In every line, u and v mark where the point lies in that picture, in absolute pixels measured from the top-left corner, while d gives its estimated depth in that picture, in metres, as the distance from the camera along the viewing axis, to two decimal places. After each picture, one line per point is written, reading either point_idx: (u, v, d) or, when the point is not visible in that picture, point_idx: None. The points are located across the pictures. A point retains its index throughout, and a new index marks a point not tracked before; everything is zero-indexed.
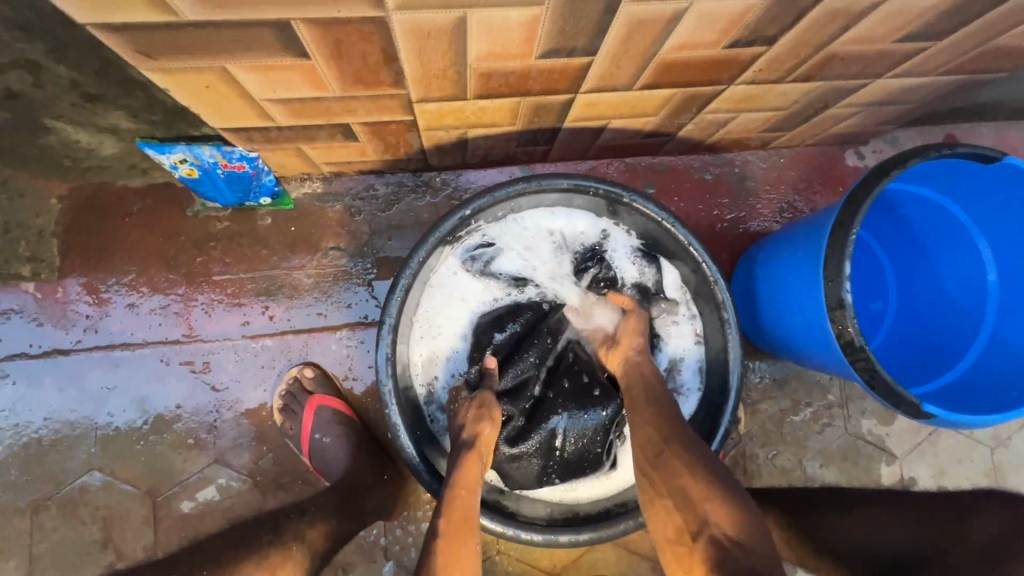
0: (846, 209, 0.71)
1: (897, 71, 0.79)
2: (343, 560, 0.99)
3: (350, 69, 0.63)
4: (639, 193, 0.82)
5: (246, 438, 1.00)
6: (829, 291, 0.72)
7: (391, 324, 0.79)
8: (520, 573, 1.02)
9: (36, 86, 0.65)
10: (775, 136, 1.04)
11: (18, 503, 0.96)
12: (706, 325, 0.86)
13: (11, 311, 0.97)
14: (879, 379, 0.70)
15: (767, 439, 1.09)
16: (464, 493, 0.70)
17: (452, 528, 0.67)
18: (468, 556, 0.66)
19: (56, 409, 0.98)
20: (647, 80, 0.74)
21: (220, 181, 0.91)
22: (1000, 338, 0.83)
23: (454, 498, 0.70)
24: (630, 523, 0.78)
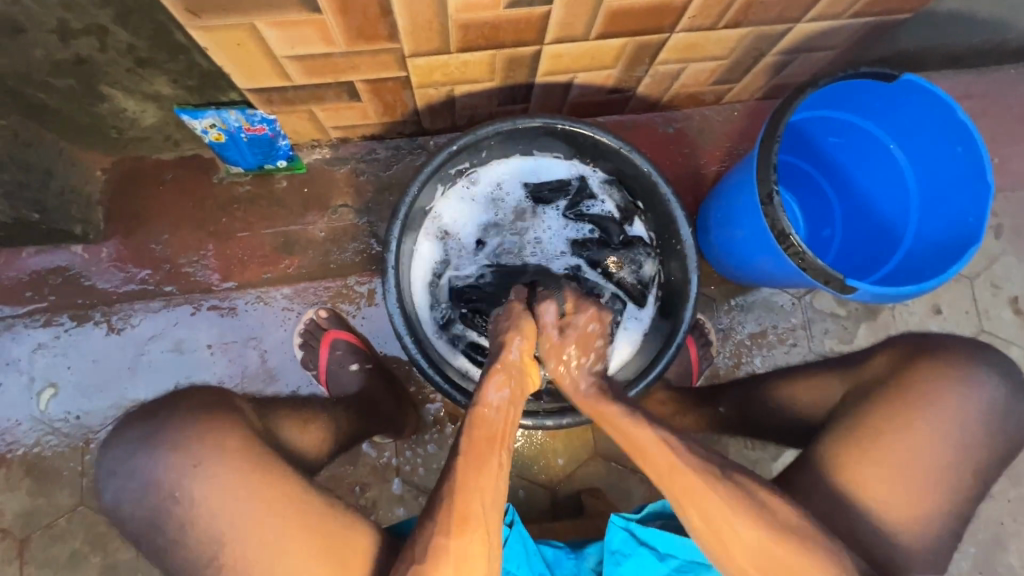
0: (772, 122, 0.83)
1: (813, 15, 0.94)
2: (360, 479, 1.10)
3: (355, 23, 0.78)
4: (600, 128, 0.94)
5: (270, 374, 1.12)
6: (762, 192, 0.85)
7: (394, 249, 0.91)
8: (520, 487, 1.13)
9: (101, 52, 0.80)
10: (725, 89, 1.18)
11: (69, 439, 1.08)
12: (666, 241, 1.00)
13: (62, 270, 1.11)
14: (808, 260, 0.82)
15: (737, 361, 1.21)
16: (487, 413, 0.72)
17: (474, 450, 0.70)
18: (490, 475, 0.69)
19: (102, 355, 1.10)
20: (600, 29, 0.89)
21: (244, 145, 1.06)
22: (922, 236, 0.96)
23: (477, 418, 0.72)
24: None
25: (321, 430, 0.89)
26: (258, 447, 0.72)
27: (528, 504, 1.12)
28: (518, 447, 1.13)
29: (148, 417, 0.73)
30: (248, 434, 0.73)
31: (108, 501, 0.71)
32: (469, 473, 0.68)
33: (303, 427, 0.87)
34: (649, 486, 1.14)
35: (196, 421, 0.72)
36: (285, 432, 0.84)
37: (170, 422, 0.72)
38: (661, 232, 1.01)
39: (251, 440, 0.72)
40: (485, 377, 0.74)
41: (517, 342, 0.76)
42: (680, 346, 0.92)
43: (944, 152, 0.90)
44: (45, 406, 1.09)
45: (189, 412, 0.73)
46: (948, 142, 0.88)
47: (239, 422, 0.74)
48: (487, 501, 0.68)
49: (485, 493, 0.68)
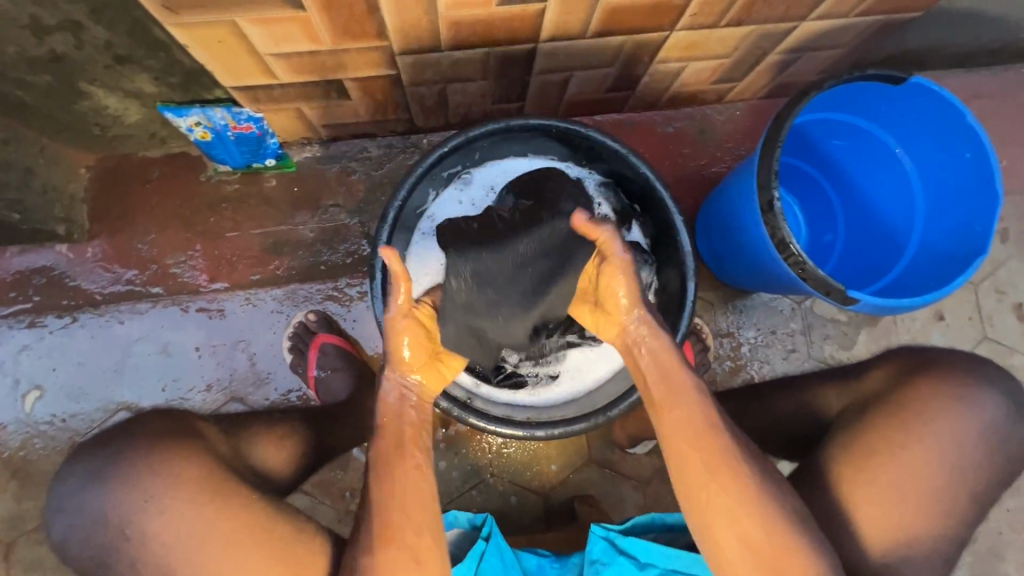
0: (774, 126, 0.81)
1: (819, 13, 0.90)
2: (350, 485, 1.09)
3: (340, 21, 0.75)
4: (596, 129, 0.93)
5: (259, 378, 1.10)
6: (762, 199, 0.82)
7: (383, 249, 0.90)
8: (512, 493, 1.11)
9: (77, 49, 0.77)
10: (727, 88, 1.15)
11: (54, 442, 1.06)
12: (663, 247, 0.97)
13: (47, 270, 1.09)
14: (808, 270, 0.80)
15: (735, 366, 1.19)
16: (388, 418, 0.74)
17: (384, 450, 0.71)
18: (408, 477, 0.70)
19: (87, 358, 1.08)
20: (597, 27, 0.86)
21: (231, 143, 1.03)
22: (926, 244, 0.93)
23: (385, 422, 0.73)
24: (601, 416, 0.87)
25: (296, 446, 0.87)
26: (219, 476, 0.71)
27: (520, 511, 1.11)
28: (510, 453, 1.12)
29: (95, 451, 0.71)
30: (209, 463, 0.72)
31: (57, 539, 0.71)
32: (377, 476, 0.70)
33: (278, 443, 0.86)
34: (642, 493, 1.13)
35: (151, 449, 0.71)
36: (254, 451, 0.83)
37: (120, 453, 0.70)
38: (658, 236, 0.98)
39: (211, 470, 0.71)
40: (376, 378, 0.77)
41: (414, 327, 0.77)
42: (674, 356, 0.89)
43: (952, 157, 0.87)
44: (31, 408, 1.07)
45: (141, 446, 0.71)
46: (955, 147, 0.85)
47: (198, 451, 0.72)
48: (409, 504, 0.69)
49: (405, 497, 0.69)
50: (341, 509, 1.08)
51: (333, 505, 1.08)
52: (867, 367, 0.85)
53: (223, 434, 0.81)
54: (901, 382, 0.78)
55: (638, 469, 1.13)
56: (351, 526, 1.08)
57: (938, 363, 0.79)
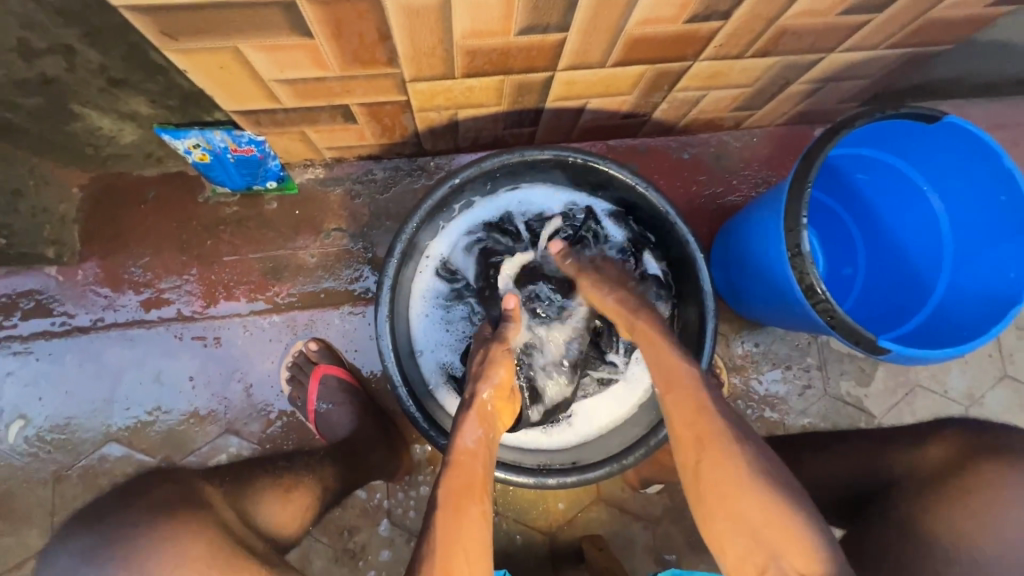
0: (802, 166, 0.77)
1: (848, 45, 0.87)
2: (348, 523, 1.04)
3: (350, 48, 0.71)
4: (614, 161, 0.88)
5: (255, 409, 1.06)
6: (790, 241, 0.78)
7: (389, 287, 0.86)
8: (517, 533, 1.07)
9: (69, 71, 0.72)
10: (746, 115, 1.11)
11: (39, 475, 1.02)
12: (682, 281, 0.93)
13: (35, 293, 1.04)
14: (837, 318, 0.76)
15: (750, 401, 1.15)
16: (465, 459, 0.71)
17: (455, 495, 0.68)
18: (473, 523, 0.66)
19: (76, 386, 1.04)
20: (618, 57, 0.82)
21: (230, 165, 0.98)
22: (954, 287, 0.89)
23: (456, 464, 0.71)
24: (614, 466, 0.84)
25: (304, 498, 0.83)
26: (223, 549, 0.65)
27: (525, 551, 1.07)
28: (516, 491, 1.07)
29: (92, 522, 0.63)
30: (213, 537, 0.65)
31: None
32: (450, 519, 0.65)
33: (285, 497, 0.81)
34: (652, 535, 1.08)
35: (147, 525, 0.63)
36: (261, 509, 0.78)
37: (123, 521, 0.63)
38: (676, 271, 0.94)
39: (215, 544, 0.64)
40: (460, 420, 0.76)
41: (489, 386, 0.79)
42: None
43: (985, 200, 0.83)
44: (14, 438, 1.02)
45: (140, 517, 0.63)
46: (987, 188, 0.82)
47: (200, 523, 0.65)
48: (473, 555, 0.64)
49: (469, 549, 0.64)
50: (339, 548, 1.04)
51: (331, 544, 1.04)
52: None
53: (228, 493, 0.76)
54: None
55: (649, 509, 1.09)
56: (348, 566, 1.03)
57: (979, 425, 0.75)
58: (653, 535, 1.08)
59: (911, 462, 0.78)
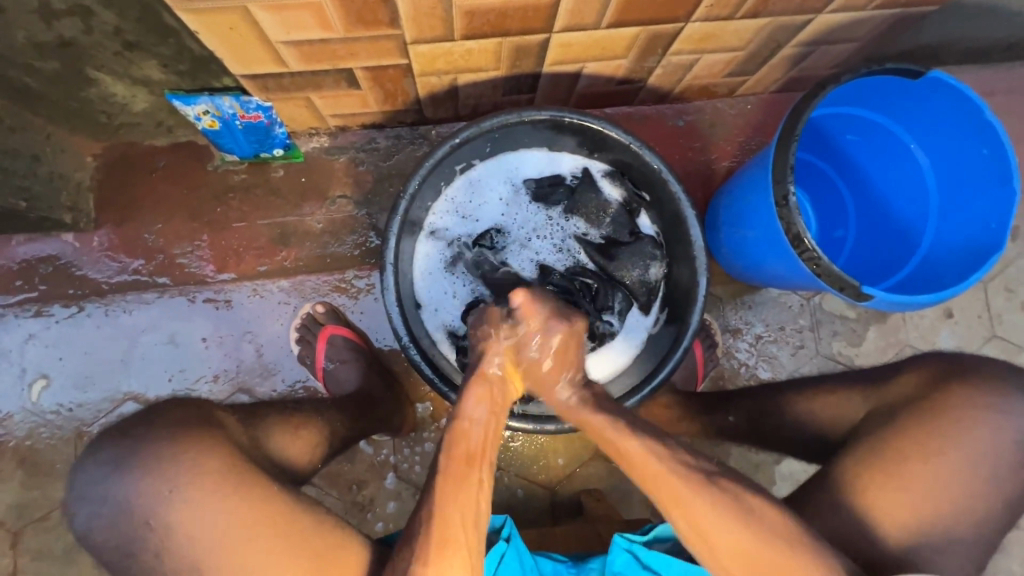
0: (791, 119, 0.80)
1: (836, 6, 0.89)
2: (357, 477, 1.09)
3: (352, 8, 0.74)
4: (609, 122, 0.91)
5: (266, 369, 1.10)
6: (777, 193, 0.81)
7: (393, 243, 0.89)
8: (519, 487, 1.11)
9: (86, 34, 0.76)
10: (739, 81, 1.14)
11: (61, 432, 1.06)
12: (674, 239, 0.96)
13: (53, 259, 1.08)
14: (822, 266, 0.79)
15: (743, 362, 1.19)
16: (466, 428, 0.71)
17: (457, 465, 0.68)
18: (470, 492, 0.67)
19: (94, 348, 1.08)
20: (611, 18, 0.85)
21: (239, 132, 1.02)
22: (940, 242, 0.92)
23: (456, 434, 0.70)
24: None
25: (312, 435, 0.86)
26: (239, 464, 0.69)
27: (527, 505, 1.11)
28: (518, 447, 1.12)
29: (119, 437, 0.69)
30: (229, 452, 0.70)
31: (79, 528, 0.67)
32: (451, 491, 0.66)
33: (294, 433, 0.84)
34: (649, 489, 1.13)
35: (169, 439, 0.68)
36: (273, 441, 0.80)
37: (142, 440, 0.68)
38: (669, 229, 0.97)
39: (232, 457, 0.69)
40: (467, 388, 0.74)
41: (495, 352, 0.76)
42: (685, 350, 0.89)
43: (969, 155, 0.86)
44: (37, 398, 1.07)
45: (160, 431, 0.69)
46: (971, 142, 0.85)
47: (217, 441, 0.70)
48: (467, 521, 0.66)
49: (465, 512, 0.66)
50: (348, 501, 1.08)
51: (340, 497, 1.08)
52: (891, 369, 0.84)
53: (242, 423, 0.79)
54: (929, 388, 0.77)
55: None
56: (357, 518, 1.08)
57: (963, 369, 0.78)
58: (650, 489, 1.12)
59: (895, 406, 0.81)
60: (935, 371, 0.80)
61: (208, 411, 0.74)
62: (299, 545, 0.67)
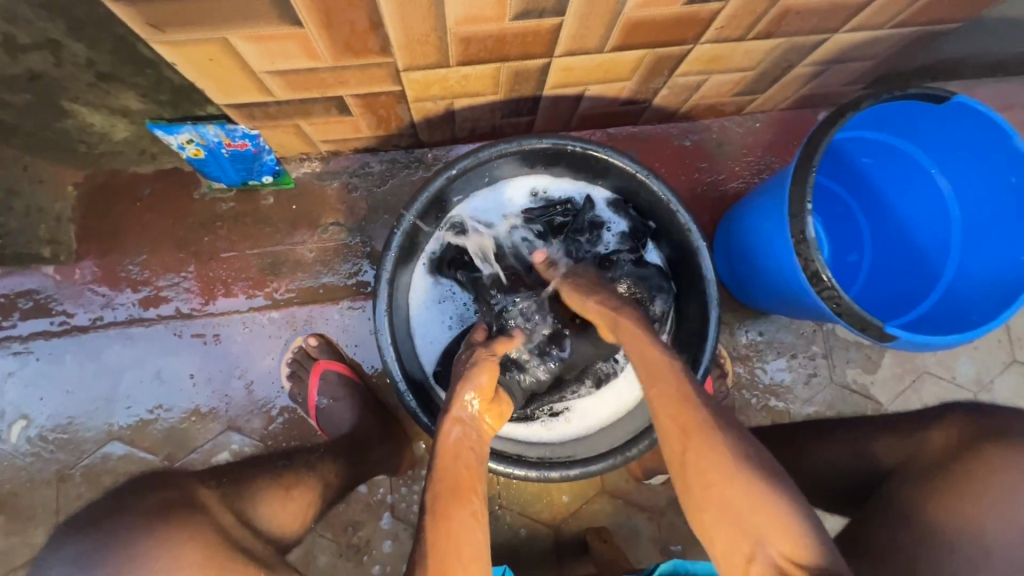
0: (807, 150, 0.75)
1: (852, 25, 0.84)
2: (352, 518, 1.04)
3: (340, 37, 0.69)
4: (614, 149, 0.86)
5: (256, 406, 1.05)
6: (794, 227, 0.76)
7: (387, 280, 0.85)
8: (522, 526, 1.06)
9: (56, 66, 0.71)
10: (748, 100, 1.09)
11: (43, 474, 1.02)
12: (684, 271, 0.92)
13: (33, 293, 1.03)
14: (843, 306, 0.75)
15: (754, 390, 1.14)
16: (449, 460, 0.68)
17: (447, 498, 0.65)
18: (465, 529, 0.62)
19: (76, 386, 1.03)
20: (615, 42, 0.80)
21: (225, 160, 0.97)
22: (965, 272, 0.87)
23: (441, 470, 0.68)
24: (615, 459, 0.84)
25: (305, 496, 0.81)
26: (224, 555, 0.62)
27: (530, 545, 1.06)
28: (520, 484, 1.07)
29: (88, 529, 0.60)
30: (213, 540, 0.63)
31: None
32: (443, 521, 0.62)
33: (286, 497, 0.79)
34: (657, 526, 1.08)
35: (149, 528, 0.60)
36: (260, 511, 0.76)
37: (114, 523, 0.60)
38: (678, 260, 0.93)
39: (215, 549, 0.62)
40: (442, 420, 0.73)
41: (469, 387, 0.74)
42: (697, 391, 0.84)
43: (995, 182, 0.81)
44: (16, 438, 1.02)
45: (138, 513, 0.61)
46: (996, 170, 0.80)
47: (199, 529, 0.62)
48: (470, 556, 0.61)
49: (463, 550, 0.61)
50: (343, 543, 1.04)
51: (335, 539, 1.04)
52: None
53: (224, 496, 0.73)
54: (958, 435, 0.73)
55: (653, 500, 1.08)
56: (353, 561, 1.03)
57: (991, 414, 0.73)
58: (658, 526, 1.08)
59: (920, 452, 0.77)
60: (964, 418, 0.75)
61: (190, 493, 0.67)
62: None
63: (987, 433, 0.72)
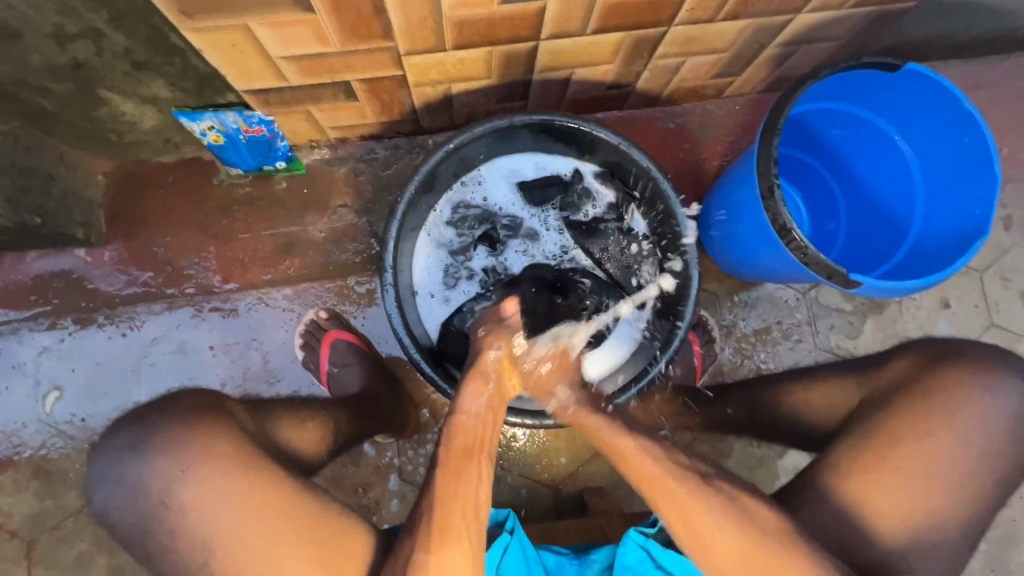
0: (773, 115, 0.82)
1: (814, 5, 0.92)
2: (362, 480, 1.10)
3: (348, 22, 0.78)
4: (598, 124, 0.94)
5: (272, 376, 1.13)
6: (762, 185, 0.83)
7: (391, 246, 0.92)
8: (523, 486, 1.12)
9: (97, 55, 0.80)
10: (726, 83, 1.17)
11: (74, 441, 1.09)
12: (666, 237, 0.99)
13: (65, 273, 1.12)
14: (810, 256, 0.81)
15: (741, 356, 1.20)
16: (466, 421, 0.72)
17: (455, 455, 0.70)
18: (469, 484, 0.68)
19: (106, 359, 1.11)
20: (595, 25, 0.88)
21: (242, 146, 1.06)
22: (927, 230, 0.94)
23: (455, 427, 0.72)
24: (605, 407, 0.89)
25: (320, 428, 0.90)
26: (250, 449, 0.72)
27: (531, 504, 1.12)
28: (521, 446, 1.13)
29: (138, 423, 0.73)
30: (240, 438, 0.73)
31: (99, 507, 0.71)
32: (446, 480, 0.68)
33: (300, 426, 0.88)
34: None
35: (185, 424, 0.72)
36: (281, 434, 0.84)
37: (159, 425, 0.72)
38: (661, 227, 1.00)
39: (242, 444, 0.72)
40: (465, 382, 0.75)
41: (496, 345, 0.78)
42: (679, 345, 0.91)
43: (950, 143, 0.88)
44: (50, 408, 1.10)
45: (178, 413, 0.73)
46: (951, 131, 0.87)
47: (230, 428, 0.74)
48: (468, 508, 0.67)
49: (466, 498, 0.68)
50: (354, 504, 1.10)
51: (346, 500, 1.10)
52: (887, 360, 0.85)
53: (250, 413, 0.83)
54: (919, 372, 0.79)
55: None
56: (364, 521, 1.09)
57: (950, 352, 0.79)
58: None
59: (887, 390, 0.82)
60: (926, 357, 0.81)
61: (221, 401, 0.78)
62: (295, 528, 0.68)
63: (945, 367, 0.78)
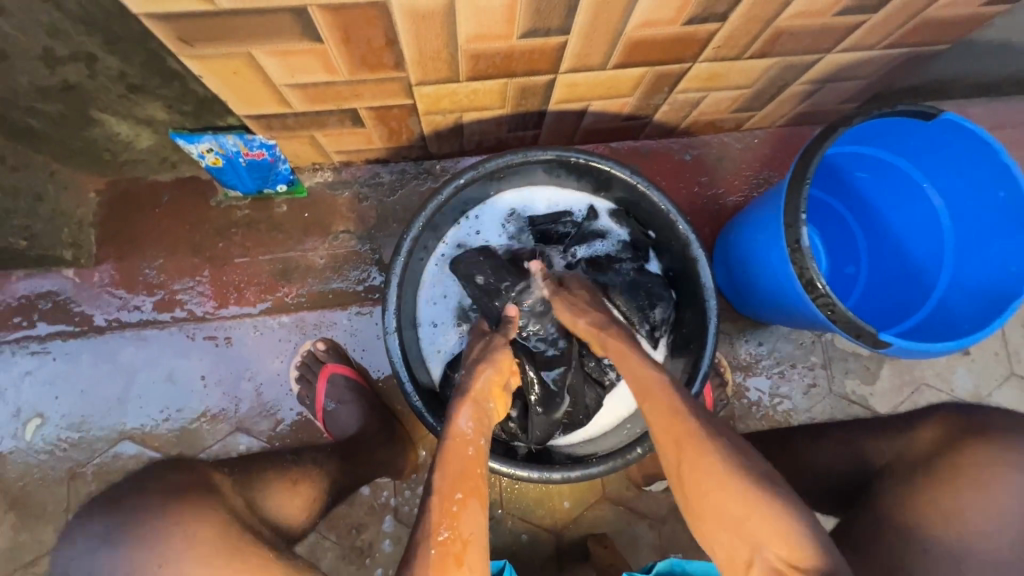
0: (801, 163, 0.78)
1: (845, 45, 0.88)
2: (356, 521, 1.06)
3: (358, 53, 0.73)
4: (615, 161, 0.90)
5: (265, 409, 1.08)
6: (789, 236, 0.79)
7: (397, 282, 0.88)
8: (523, 531, 1.08)
9: (90, 78, 0.76)
10: (747, 117, 1.13)
11: (54, 472, 1.04)
12: (683, 279, 0.95)
13: (52, 294, 1.07)
14: (838, 313, 0.77)
15: (754, 400, 1.16)
16: (457, 444, 0.70)
17: (450, 485, 0.66)
18: (469, 514, 0.63)
19: (91, 386, 1.06)
20: (618, 60, 0.84)
21: (242, 169, 1.01)
22: (957, 283, 0.90)
23: (449, 451, 0.69)
24: (604, 466, 0.84)
25: (311, 490, 0.83)
26: (236, 533, 0.64)
27: (531, 550, 1.07)
28: (523, 488, 1.08)
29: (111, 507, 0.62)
30: (223, 520, 0.64)
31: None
32: (440, 511, 0.63)
33: (292, 490, 0.81)
34: (658, 533, 1.09)
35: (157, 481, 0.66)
36: (271, 499, 0.78)
37: (135, 480, 0.67)
38: (678, 270, 0.96)
39: (226, 530, 0.63)
40: (457, 407, 0.74)
41: (488, 372, 0.78)
42: (698, 393, 0.87)
43: (984, 196, 0.84)
44: (30, 436, 1.05)
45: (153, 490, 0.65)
46: (985, 183, 0.83)
47: (208, 509, 0.64)
48: (466, 539, 0.62)
49: (462, 528, 0.62)
50: (347, 546, 1.05)
51: (338, 541, 1.05)
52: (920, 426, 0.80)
53: (236, 487, 0.74)
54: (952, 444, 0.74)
55: (653, 508, 1.10)
56: (357, 564, 1.04)
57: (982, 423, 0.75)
58: (658, 533, 1.09)
59: (914, 452, 0.78)
60: (959, 425, 0.76)
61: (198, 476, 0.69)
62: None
63: (978, 433, 0.74)
